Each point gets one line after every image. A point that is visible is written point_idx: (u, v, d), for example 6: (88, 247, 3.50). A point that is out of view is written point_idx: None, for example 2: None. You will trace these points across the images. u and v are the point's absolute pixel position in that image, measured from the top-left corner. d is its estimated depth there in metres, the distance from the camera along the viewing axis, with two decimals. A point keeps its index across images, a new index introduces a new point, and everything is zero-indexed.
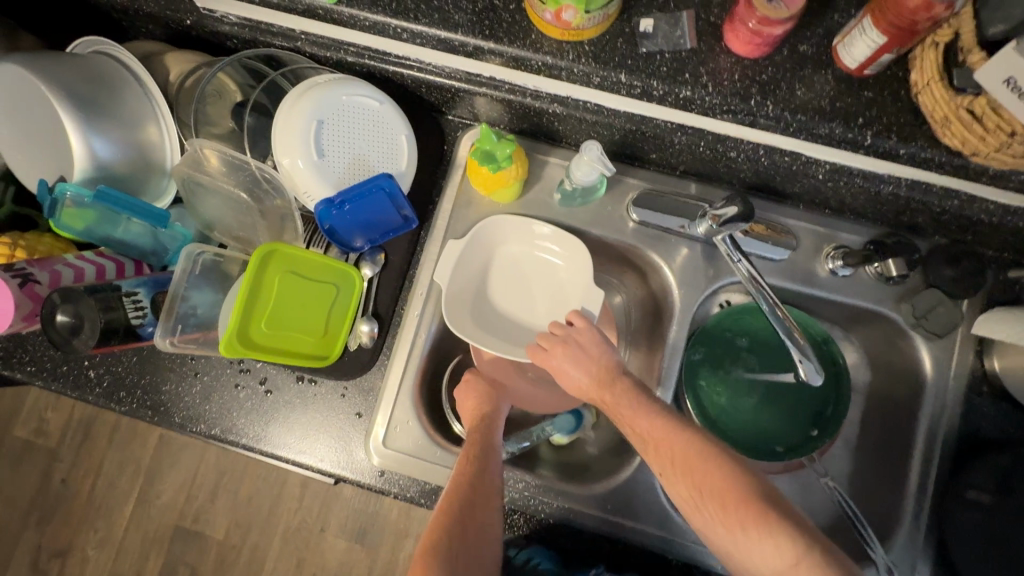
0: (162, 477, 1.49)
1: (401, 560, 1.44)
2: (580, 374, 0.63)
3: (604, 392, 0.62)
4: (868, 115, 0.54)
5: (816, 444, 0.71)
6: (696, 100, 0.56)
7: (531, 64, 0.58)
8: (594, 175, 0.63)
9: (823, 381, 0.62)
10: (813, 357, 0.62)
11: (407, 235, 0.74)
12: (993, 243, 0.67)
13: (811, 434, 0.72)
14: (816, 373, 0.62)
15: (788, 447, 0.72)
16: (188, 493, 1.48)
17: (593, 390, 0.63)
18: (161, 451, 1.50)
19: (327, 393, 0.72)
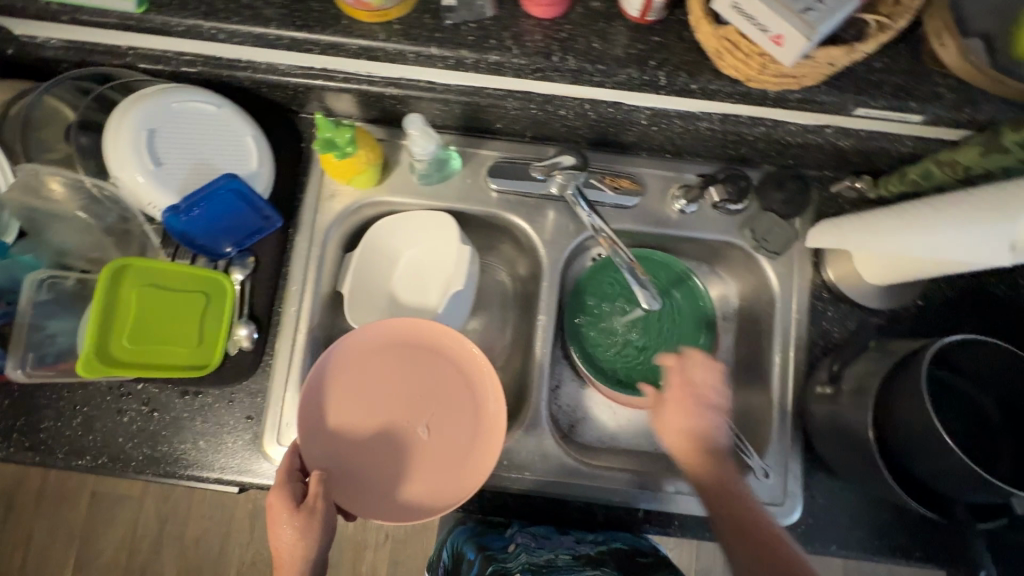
0: (101, 536, 1.42)
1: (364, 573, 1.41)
2: (693, 420, 0.62)
3: (698, 450, 0.61)
4: (660, 58, 0.58)
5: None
6: (506, 63, 0.59)
7: (348, 48, 0.60)
8: (430, 147, 0.65)
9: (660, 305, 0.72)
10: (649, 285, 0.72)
11: (275, 235, 0.74)
12: (812, 164, 0.74)
13: None
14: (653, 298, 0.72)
15: None
16: (131, 547, 1.41)
17: (692, 447, 0.62)
18: (96, 508, 1.43)
19: (213, 403, 0.72)
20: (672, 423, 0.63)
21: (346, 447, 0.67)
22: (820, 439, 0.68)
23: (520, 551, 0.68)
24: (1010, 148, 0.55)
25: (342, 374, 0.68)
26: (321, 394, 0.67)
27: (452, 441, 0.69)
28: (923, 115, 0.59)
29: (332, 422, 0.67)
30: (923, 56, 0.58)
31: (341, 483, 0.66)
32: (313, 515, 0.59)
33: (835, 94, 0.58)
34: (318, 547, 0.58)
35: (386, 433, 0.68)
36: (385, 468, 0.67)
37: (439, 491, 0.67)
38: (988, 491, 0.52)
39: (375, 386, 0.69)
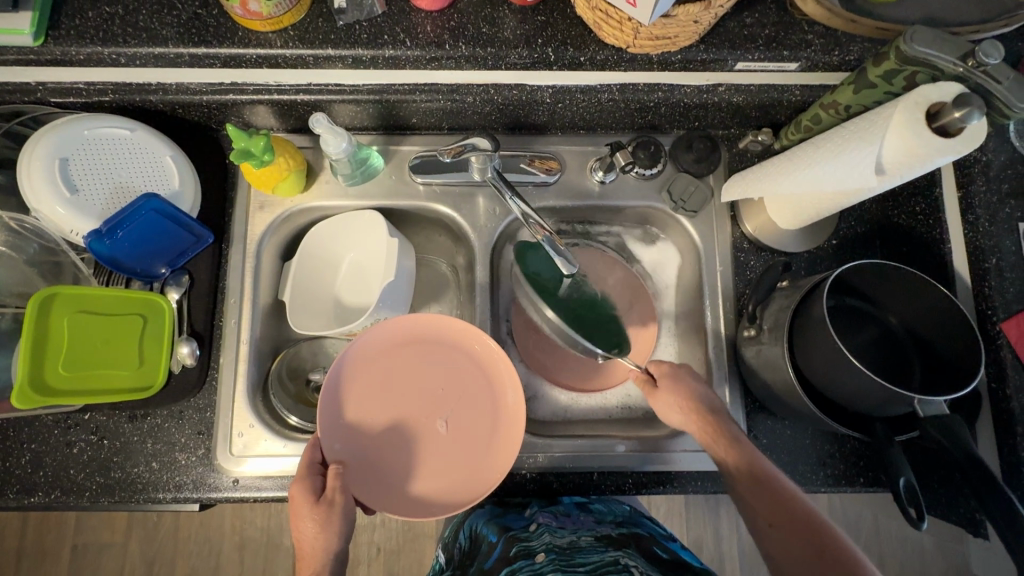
0: None
1: None
2: (693, 421, 0.66)
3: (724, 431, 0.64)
4: (546, 35, 0.62)
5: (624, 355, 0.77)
6: (402, 56, 0.62)
7: (248, 59, 0.62)
8: (340, 143, 0.67)
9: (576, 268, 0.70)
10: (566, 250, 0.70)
11: (208, 251, 0.75)
12: (717, 124, 0.78)
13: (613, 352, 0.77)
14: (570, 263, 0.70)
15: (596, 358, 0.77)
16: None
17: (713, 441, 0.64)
18: (78, 560, 1.39)
19: (162, 423, 0.72)
20: (672, 417, 0.67)
21: (363, 445, 0.67)
22: (754, 380, 0.70)
23: (542, 531, 0.69)
24: (876, 82, 0.58)
25: (358, 373, 0.69)
26: (344, 386, 0.68)
27: (468, 434, 0.70)
28: (796, 61, 0.63)
29: (348, 416, 0.68)
30: (787, 8, 0.63)
31: (358, 476, 0.66)
32: (331, 510, 0.60)
33: (712, 51, 0.62)
34: (339, 542, 0.60)
35: (402, 428, 0.69)
36: (402, 458, 0.68)
37: (454, 485, 0.68)
38: (893, 404, 0.56)
39: (396, 381, 0.71)
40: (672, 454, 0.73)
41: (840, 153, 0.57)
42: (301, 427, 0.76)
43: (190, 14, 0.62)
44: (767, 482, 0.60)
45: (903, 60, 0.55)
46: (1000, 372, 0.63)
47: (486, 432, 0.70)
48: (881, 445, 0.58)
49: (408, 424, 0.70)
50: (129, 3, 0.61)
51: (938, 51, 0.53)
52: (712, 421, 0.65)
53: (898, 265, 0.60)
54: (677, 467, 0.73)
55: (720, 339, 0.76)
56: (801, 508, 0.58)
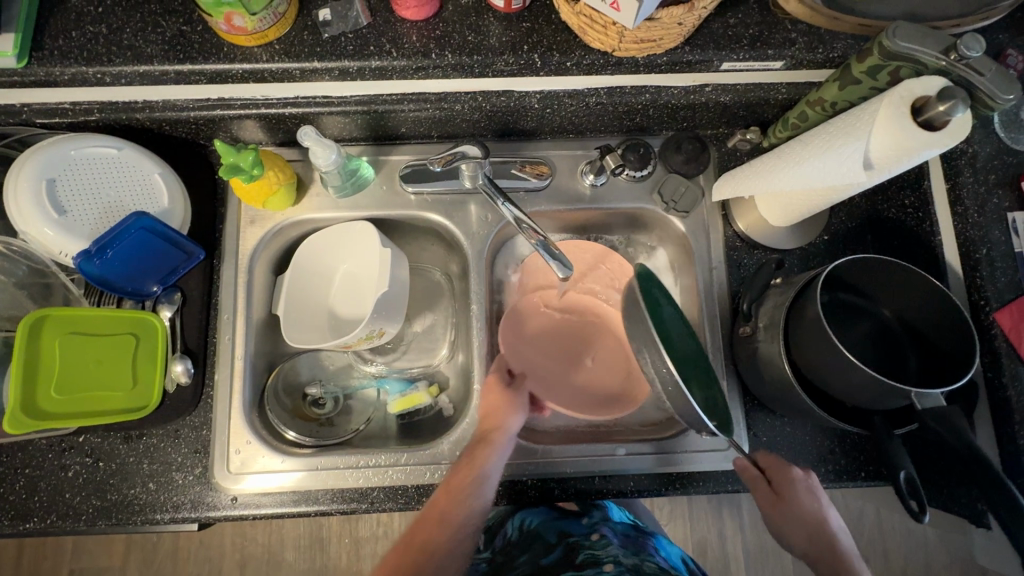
0: None
1: None
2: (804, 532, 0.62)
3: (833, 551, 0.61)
4: (531, 41, 0.62)
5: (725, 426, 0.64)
6: (388, 67, 0.62)
7: (234, 74, 0.62)
8: (329, 155, 0.67)
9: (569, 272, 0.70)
10: (560, 253, 0.70)
11: (200, 268, 0.75)
12: (705, 124, 0.78)
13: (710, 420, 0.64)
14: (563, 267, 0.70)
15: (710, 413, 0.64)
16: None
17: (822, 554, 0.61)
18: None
19: (158, 443, 0.71)
20: (786, 526, 0.63)
21: (534, 360, 0.78)
22: (752, 379, 0.70)
23: (606, 542, 0.76)
24: (860, 78, 0.59)
25: (535, 304, 0.81)
26: (521, 314, 0.80)
27: (605, 368, 0.79)
28: (780, 59, 0.64)
29: (529, 333, 0.80)
30: (770, 7, 0.63)
31: (538, 379, 0.77)
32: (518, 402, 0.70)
33: (697, 52, 0.63)
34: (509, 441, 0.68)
35: (563, 351, 0.80)
36: (564, 374, 0.78)
37: (600, 397, 0.77)
38: (890, 397, 0.56)
39: (558, 314, 0.81)
40: (674, 455, 0.73)
41: (827, 149, 0.57)
42: (299, 442, 0.75)
43: (174, 31, 0.61)
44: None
45: (886, 56, 0.56)
46: (995, 361, 0.63)
47: (616, 369, 0.79)
48: (880, 439, 0.57)
49: (568, 350, 0.80)
50: (112, 21, 0.61)
51: (920, 46, 0.54)
52: (821, 537, 0.62)
53: (894, 261, 0.60)
54: (680, 468, 0.73)
55: (716, 338, 0.76)
56: None
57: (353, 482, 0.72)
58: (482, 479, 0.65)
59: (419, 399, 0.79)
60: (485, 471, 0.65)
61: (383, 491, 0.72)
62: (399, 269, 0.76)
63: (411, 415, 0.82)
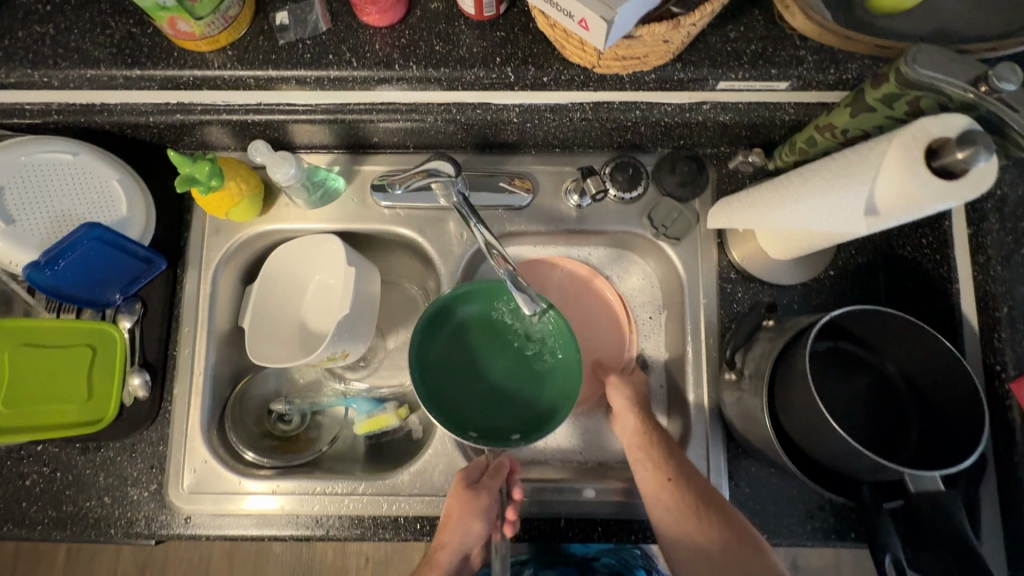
0: None
1: None
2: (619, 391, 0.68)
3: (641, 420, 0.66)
4: (505, 53, 0.57)
5: (511, 445, 0.64)
6: (348, 76, 0.57)
7: (185, 80, 0.58)
8: (286, 166, 0.64)
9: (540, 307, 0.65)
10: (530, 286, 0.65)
11: (162, 277, 0.72)
12: (705, 143, 0.71)
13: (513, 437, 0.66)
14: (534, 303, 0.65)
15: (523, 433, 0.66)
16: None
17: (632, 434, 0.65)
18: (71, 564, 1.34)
19: (114, 456, 0.70)
20: (637, 454, 0.64)
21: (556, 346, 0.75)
22: (735, 427, 0.64)
23: None
24: (875, 106, 0.52)
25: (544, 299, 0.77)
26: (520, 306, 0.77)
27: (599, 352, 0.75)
28: (786, 80, 0.56)
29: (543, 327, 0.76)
30: (776, 20, 0.56)
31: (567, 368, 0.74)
32: (468, 516, 0.62)
33: (690, 70, 0.56)
34: (460, 558, 0.63)
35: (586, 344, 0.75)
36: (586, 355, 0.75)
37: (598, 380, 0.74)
38: (879, 472, 0.50)
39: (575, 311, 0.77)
40: None
41: (829, 190, 0.50)
42: (258, 463, 0.73)
43: (124, 33, 0.58)
44: (736, 521, 0.58)
45: (903, 84, 0.49)
46: (1008, 431, 0.56)
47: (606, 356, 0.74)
48: (868, 514, 0.52)
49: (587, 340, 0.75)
50: (62, 21, 0.58)
51: (945, 74, 0.46)
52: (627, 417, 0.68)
53: (897, 313, 0.54)
54: None
55: (702, 378, 0.70)
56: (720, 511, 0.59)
57: (309, 508, 0.69)
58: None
59: (386, 421, 0.76)
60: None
61: (339, 519, 0.69)
62: (365, 283, 0.72)
63: (376, 438, 0.79)
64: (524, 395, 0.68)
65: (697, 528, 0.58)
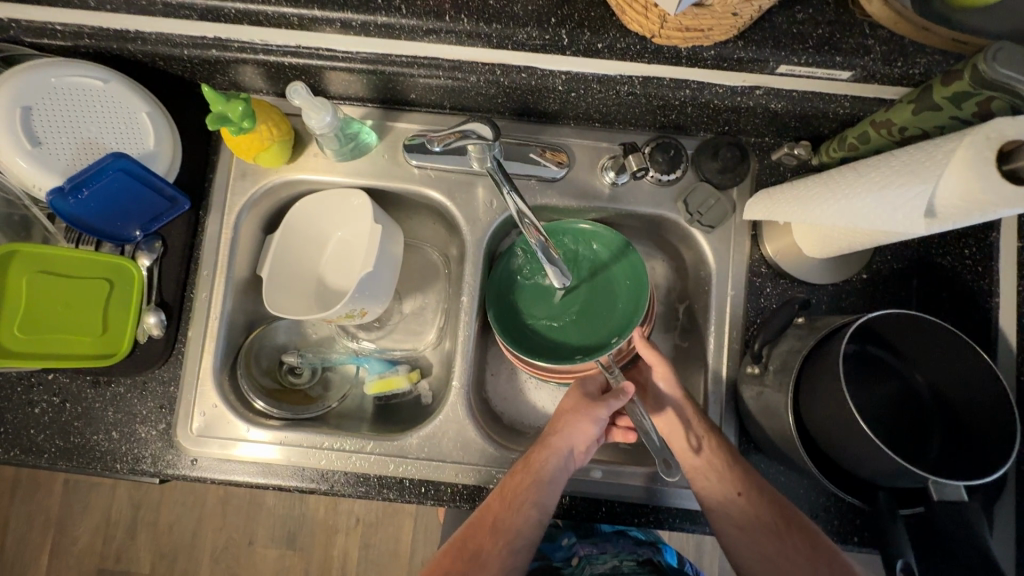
0: (77, 522, 1.35)
1: (337, 559, 1.33)
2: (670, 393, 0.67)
3: (700, 438, 0.64)
4: (561, 15, 0.54)
5: (614, 347, 0.66)
6: (395, 25, 0.55)
7: (227, 13, 0.56)
8: (321, 109, 0.61)
9: (568, 281, 0.67)
10: (559, 261, 0.66)
11: (183, 218, 0.71)
12: (751, 130, 0.69)
13: (613, 339, 0.67)
14: (562, 276, 0.67)
15: (619, 332, 0.68)
16: (105, 534, 1.34)
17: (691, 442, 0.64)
18: (69, 496, 1.36)
19: (125, 393, 0.69)
20: (696, 464, 0.63)
21: None
22: (752, 421, 0.63)
23: (586, 563, 0.73)
24: (940, 104, 0.50)
25: None
26: None
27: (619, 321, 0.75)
28: (849, 70, 0.54)
29: None
30: (847, 5, 0.53)
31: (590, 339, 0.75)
32: (588, 415, 0.65)
33: (752, 49, 0.54)
34: (571, 455, 0.64)
35: None
36: None
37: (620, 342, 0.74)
38: (900, 477, 0.49)
39: None
40: (657, 488, 0.67)
41: (885, 187, 0.48)
42: (267, 413, 0.72)
43: None
44: (812, 533, 0.59)
45: (978, 83, 0.47)
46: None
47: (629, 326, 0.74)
48: (881, 518, 0.52)
49: None
50: None
51: None
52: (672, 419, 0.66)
53: (936, 320, 0.52)
54: (663, 501, 0.67)
55: (721, 370, 0.69)
56: (818, 541, 0.58)
57: (316, 461, 0.69)
58: (543, 477, 0.61)
59: (396, 384, 0.76)
60: (546, 474, 0.62)
61: (344, 475, 0.69)
62: (389, 240, 0.71)
63: (384, 400, 0.79)
64: (603, 304, 0.70)
65: (777, 548, 0.59)
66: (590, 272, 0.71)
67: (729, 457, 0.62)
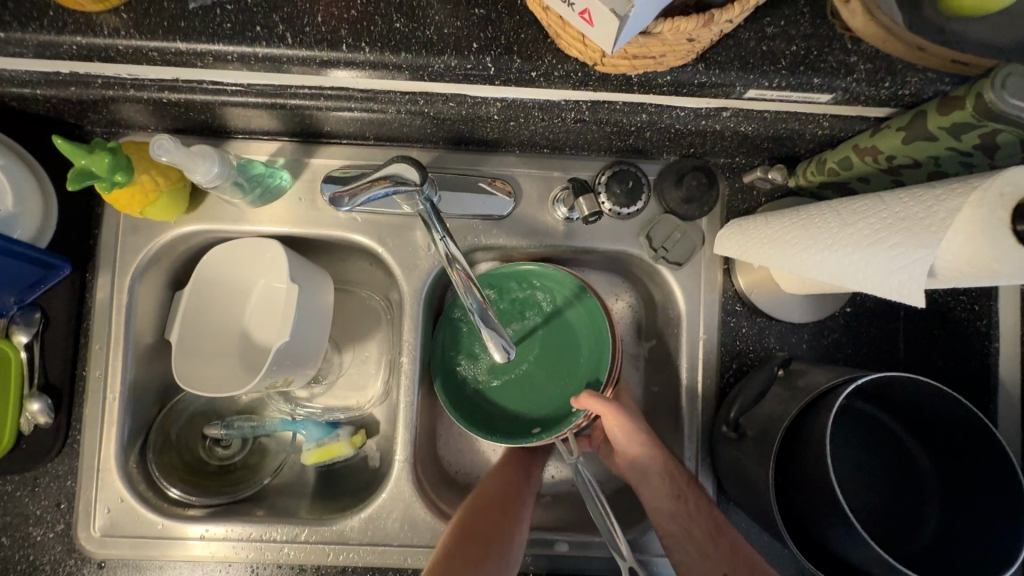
0: None
1: None
2: (634, 445, 0.57)
3: (678, 502, 0.54)
4: (484, 39, 0.45)
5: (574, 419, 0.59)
6: (282, 57, 0.45)
7: (69, 50, 0.45)
8: (201, 162, 0.52)
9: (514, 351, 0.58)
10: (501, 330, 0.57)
11: (65, 284, 0.61)
12: (718, 151, 0.60)
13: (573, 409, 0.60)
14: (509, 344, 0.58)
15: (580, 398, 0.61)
16: None
17: (667, 505, 0.55)
18: None
19: (13, 491, 0.60)
20: (675, 533, 0.54)
21: None
22: (729, 486, 0.57)
23: None
24: (935, 134, 0.43)
25: None
26: None
27: None
28: (829, 92, 0.46)
29: None
30: (826, 15, 0.45)
31: None
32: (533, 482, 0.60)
33: (715, 73, 0.45)
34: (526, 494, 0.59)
35: None
36: None
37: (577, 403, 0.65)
38: (896, 572, 0.43)
39: None
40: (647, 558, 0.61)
41: (874, 242, 0.40)
42: (185, 501, 0.63)
43: None
44: None
45: (981, 114, 0.40)
46: None
47: None
48: None
49: None
50: None
51: None
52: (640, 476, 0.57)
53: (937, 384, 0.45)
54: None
55: (694, 423, 0.62)
56: None
57: (244, 554, 0.61)
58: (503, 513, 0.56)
59: (337, 451, 0.66)
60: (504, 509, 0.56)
61: (278, 566, 0.61)
62: (313, 297, 0.62)
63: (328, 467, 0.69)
64: (562, 363, 0.63)
65: None
66: (545, 331, 0.63)
67: (707, 523, 0.54)
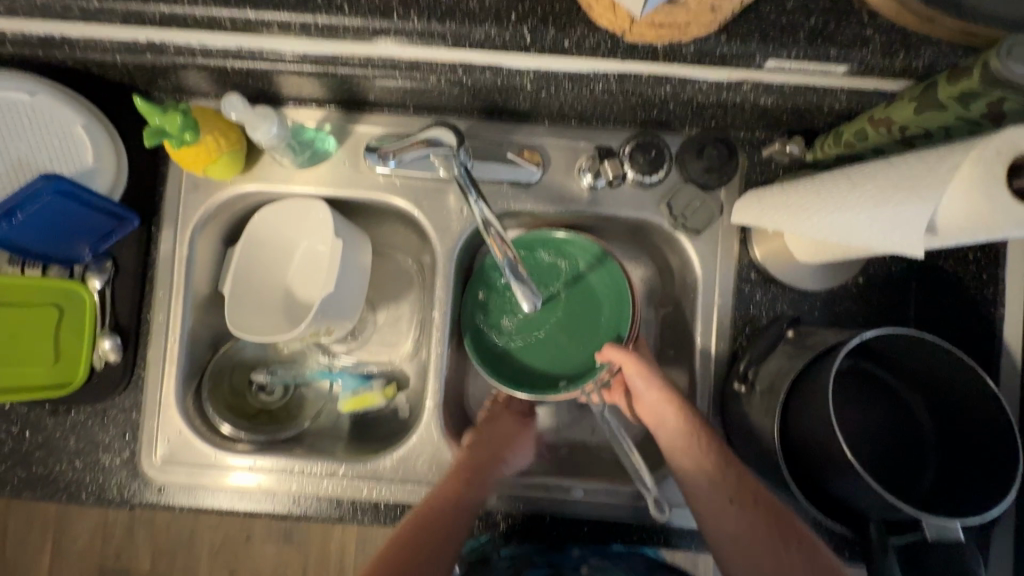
0: None
1: None
2: (651, 389, 0.61)
3: (690, 437, 0.58)
4: (521, 10, 0.49)
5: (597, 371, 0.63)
6: (338, 26, 0.49)
7: (151, 17, 0.50)
8: (263, 121, 0.58)
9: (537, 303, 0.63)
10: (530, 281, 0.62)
11: (133, 236, 0.67)
12: (738, 125, 0.63)
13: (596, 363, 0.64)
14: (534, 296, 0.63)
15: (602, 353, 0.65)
16: None
17: (680, 441, 0.58)
18: None
19: (85, 421, 0.67)
20: (687, 467, 0.58)
21: None
22: (738, 439, 0.60)
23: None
24: (945, 104, 0.46)
25: None
26: None
27: None
28: (844, 64, 0.48)
29: None
30: None
31: None
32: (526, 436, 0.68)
33: (736, 44, 0.48)
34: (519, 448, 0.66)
35: None
36: None
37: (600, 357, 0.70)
38: (892, 510, 0.46)
39: None
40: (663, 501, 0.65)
41: (881, 200, 0.43)
42: (235, 436, 0.69)
43: None
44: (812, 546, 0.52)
45: (988, 82, 0.42)
46: None
47: None
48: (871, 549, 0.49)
49: None
50: None
51: None
52: (656, 418, 0.61)
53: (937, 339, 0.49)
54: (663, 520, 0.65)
55: (707, 383, 0.65)
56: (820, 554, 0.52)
57: (288, 486, 0.67)
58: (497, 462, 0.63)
59: (371, 401, 0.71)
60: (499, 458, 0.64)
61: (318, 499, 0.67)
62: (354, 252, 0.67)
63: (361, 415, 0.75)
64: (585, 321, 0.67)
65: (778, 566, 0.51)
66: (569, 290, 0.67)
67: (718, 466, 0.57)
